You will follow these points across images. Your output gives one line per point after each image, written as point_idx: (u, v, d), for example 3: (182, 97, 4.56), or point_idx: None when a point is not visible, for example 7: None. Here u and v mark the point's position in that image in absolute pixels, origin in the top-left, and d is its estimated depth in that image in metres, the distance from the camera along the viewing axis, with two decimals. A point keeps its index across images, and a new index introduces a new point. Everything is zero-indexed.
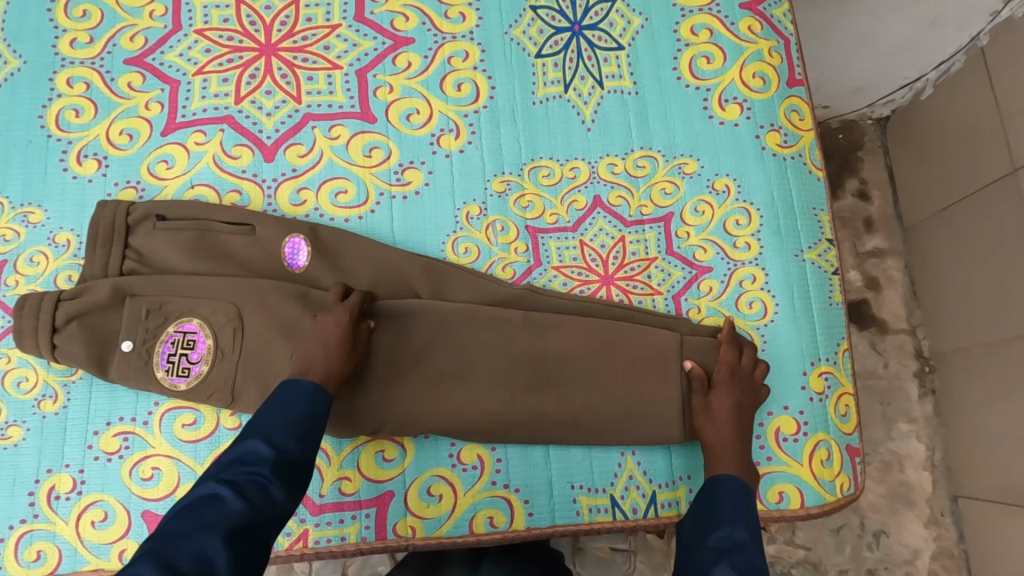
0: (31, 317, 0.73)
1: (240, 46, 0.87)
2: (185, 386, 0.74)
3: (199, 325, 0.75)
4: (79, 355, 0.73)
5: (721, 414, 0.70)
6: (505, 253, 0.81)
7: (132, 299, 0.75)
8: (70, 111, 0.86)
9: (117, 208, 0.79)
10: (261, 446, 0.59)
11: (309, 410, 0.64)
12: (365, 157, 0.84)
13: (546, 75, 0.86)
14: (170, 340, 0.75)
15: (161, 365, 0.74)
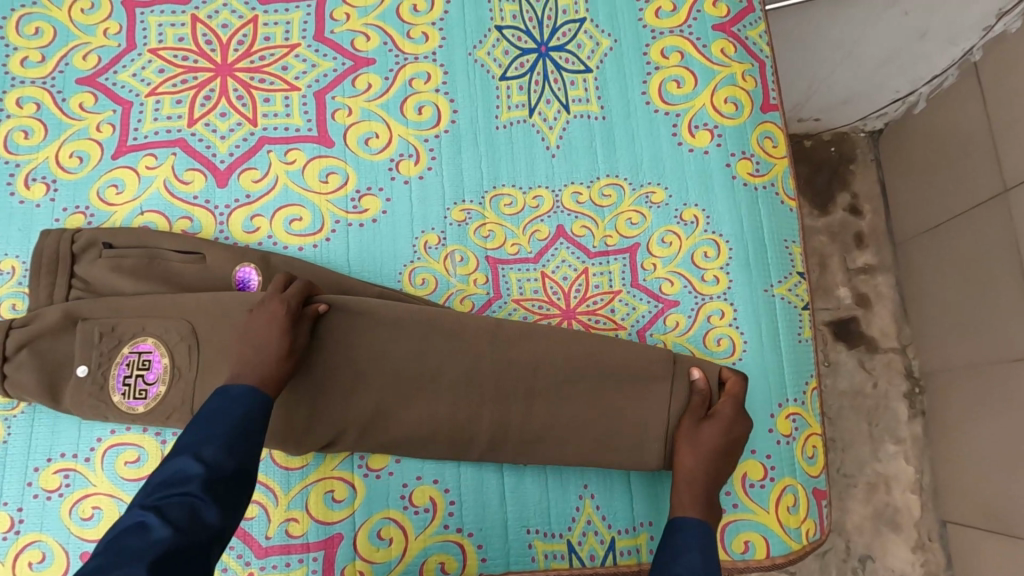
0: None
1: (195, 66, 0.84)
2: (142, 409, 0.70)
3: (154, 344, 0.70)
4: (22, 386, 0.70)
5: (712, 444, 0.67)
6: (463, 285, 0.78)
7: (83, 322, 0.71)
8: (19, 133, 0.83)
9: (61, 236, 0.76)
10: (190, 462, 0.53)
11: (242, 416, 0.58)
12: (321, 182, 0.81)
13: (511, 98, 0.83)
14: (125, 362, 0.70)
15: (116, 389, 0.70)
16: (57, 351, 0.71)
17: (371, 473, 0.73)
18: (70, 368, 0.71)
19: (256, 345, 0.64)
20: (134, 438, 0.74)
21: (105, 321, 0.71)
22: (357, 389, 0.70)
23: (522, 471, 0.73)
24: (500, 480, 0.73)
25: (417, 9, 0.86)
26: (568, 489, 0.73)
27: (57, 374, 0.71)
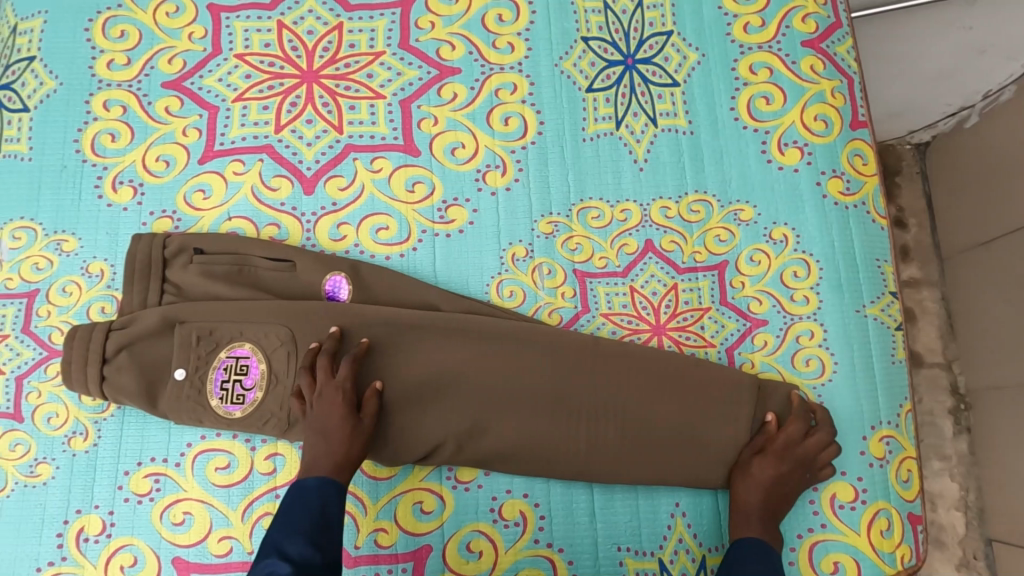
0: (77, 345, 0.71)
1: (281, 72, 0.84)
2: (239, 413, 0.71)
3: (251, 350, 0.72)
4: (129, 388, 0.70)
5: (762, 480, 0.68)
6: (551, 298, 0.77)
7: (181, 326, 0.72)
8: (106, 136, 0.83)
9: (153, 241, 0.76)
10: (279, 563, 0.56)
11: (319, 506, 0.63)
12: (407, 192, 0.81)
13: (597, 111, 0.83)
14: (222, 367, 0.72)
15: (214, 393, 0.72)
16: (154, 355, 0.72)
17: (460, 485, 0.73)
18: (167, 371, 0.72)
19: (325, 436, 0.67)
20: (224, 444, 0.74)
21: (202, 326, 0.72)
22: (456, 399, 0.72)
23: (611, 486, 0.73)
24: (588, 495, 0.73)
25: (503, 19, 0.86)
26: (658, 506, 0.73)
27: (152, 378, 0.71)
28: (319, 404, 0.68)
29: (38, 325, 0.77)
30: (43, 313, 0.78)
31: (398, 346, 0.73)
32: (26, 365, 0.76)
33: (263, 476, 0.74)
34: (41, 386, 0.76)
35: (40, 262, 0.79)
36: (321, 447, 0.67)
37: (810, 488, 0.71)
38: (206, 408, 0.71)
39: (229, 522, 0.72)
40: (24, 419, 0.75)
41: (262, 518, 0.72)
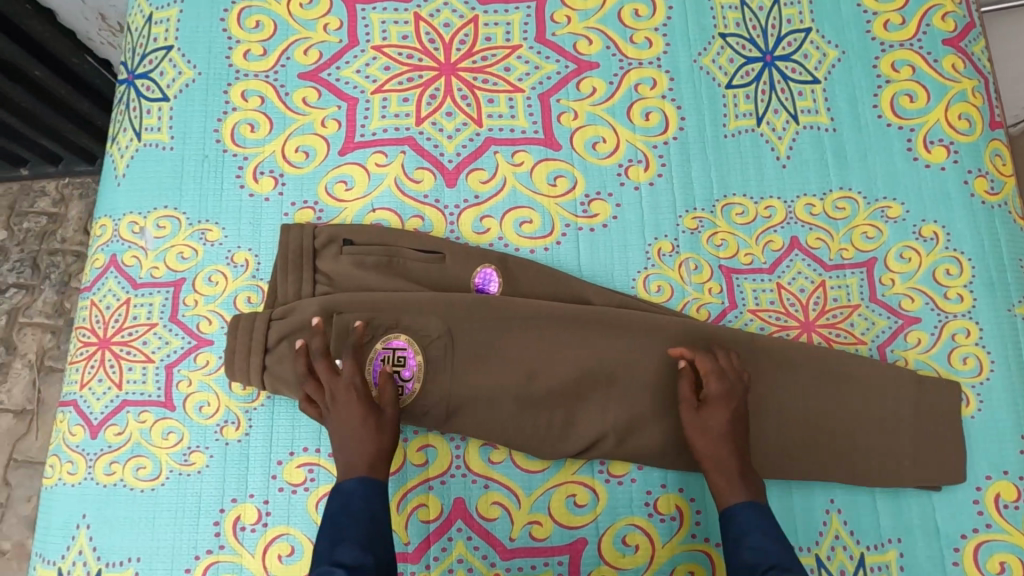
0: (242, 333, 0.72)
1: (420, 65, 0.84)
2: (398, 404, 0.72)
3: (407, 342, 0.72)
4: (287, 377, 0.71)
5: (717, 430, 0.68)
6: (699, 294, 0.78)
7: (339, 317, 0.72)
8: (246, 126, 0.83)
9: (303, 232, 0.76)
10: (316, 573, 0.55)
11: (369, 513, 0.62)
12: (550, 186, 0.81)
13: (737, 107, 0.83)
14: (380, 357, 0.72)
15: (373, 384, 0.72)
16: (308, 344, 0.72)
17: (613, 479, 0.74)
18: (323, 360, 0.72)
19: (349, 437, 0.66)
20: None
21: (358, 317, 0.73)
22: (612, 393, 0.73)
23: (764, 482, 0.74)
24: None
25: (639, 14, 0.86)
26: (813, 503, 0.73)
27: (308, 367, 0.71)
28: (341, 405, 0.67)
29: (186, 314, 0.77)
30: (190, 302, 0.78)
31: (553, 339, 0.74)
32: (176, 354, 0.76)
33: (416, 467, 0.74)
34: (191, 374, 0.76)
35: (184, 252, 0.79)
36: (343, 451, 0.66)
37: (973, 488, 0.71)
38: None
39: None
40: (175, 407, 0.75)
41: (417, 509, 0.73)
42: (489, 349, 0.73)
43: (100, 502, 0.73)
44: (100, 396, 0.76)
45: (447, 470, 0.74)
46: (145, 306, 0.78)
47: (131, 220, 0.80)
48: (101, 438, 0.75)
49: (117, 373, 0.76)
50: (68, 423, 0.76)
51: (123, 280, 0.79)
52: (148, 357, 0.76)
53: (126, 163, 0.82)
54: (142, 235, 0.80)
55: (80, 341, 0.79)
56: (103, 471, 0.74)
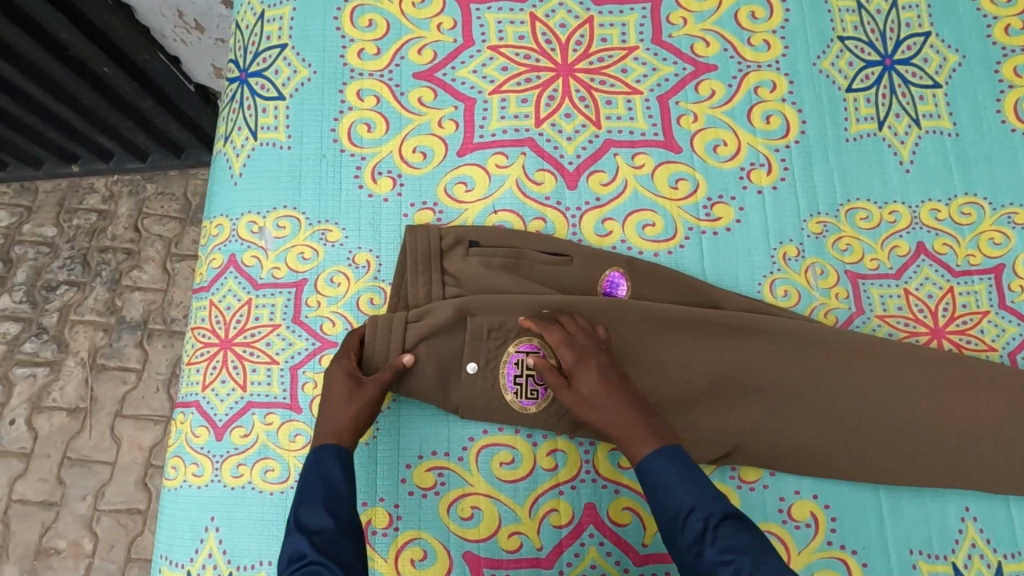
0: (376, 336, 0.71)
1: (538, 65, 0.83)
2: (533, 408, 0.72)
3: (541, 345, 0.72)
4: (427, 381, 0.71)
5: (590, 396, 0.66)
6: (826, 299, 0.77)
7: (474, 318, 0.71)
8: (362, 125, 0.82)
9: (430, 233, 0.75)
10: (303, 542, 0.59)
11: (321, 476, 0.64)
12: (672, 188, 0.80)
13: (858, 111, 0.82)
14: (514, 361, 0.72)
15: (509, 388, 0.71)
16: (447, 348, 0.71)
17: (745, 485, 0.73)
18: (459, 362, 0.71)
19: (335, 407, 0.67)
20: (506, 439, 0.74)
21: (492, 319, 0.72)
22: (746, 399, 0.72)
23: (897, 489, 0.73)
24: (876, 498, 0.73)
25: (756, 16, 0.85)
26: (947, 511, 0.73)
27: (446, 370, 0.71)
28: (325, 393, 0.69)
29: (308, 315, 0.77)
30: (312, 303, 0.77)
31: (685, 344, 0.73)
32: (300, 355, 0.76)
33: (546, 472, 0.73)
34: (316, 376, 0.75)
35: (305, 252, 0.78)
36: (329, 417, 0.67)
37: None
38: (501, 403, 0.72)
39: (517, 517, 0.72)
40: (302, 410, 0.74)
41: (548, 513, 0.72)
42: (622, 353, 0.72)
43: (228, 506, 0.72)
44: (224, 398, 0.75)
45: (577, 475, 0.73)
46: (267, 306, 0.77)
47: (250, 220, 0.80)
48: (226, 440, 0.74)
49: (241, 375, 0.75)
50: (191, 424, 0.76)
51: (244, 281, 0.78)
52: (272, 358, 0.76)
53: (242, 162, 0.82)
54: (262, 235, 0.79)
55: (200, 341, 0.78)
56: (230, 474, 0.73)
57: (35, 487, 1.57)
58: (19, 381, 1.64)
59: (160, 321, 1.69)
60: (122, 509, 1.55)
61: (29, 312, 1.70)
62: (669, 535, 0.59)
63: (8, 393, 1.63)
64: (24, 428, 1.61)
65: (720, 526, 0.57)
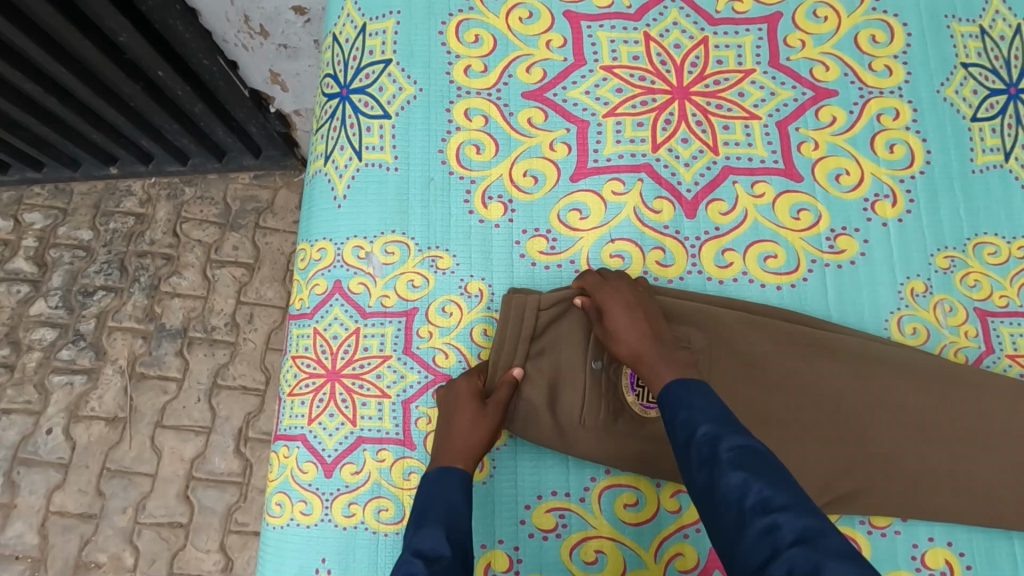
0: (507, 313, 0.72)
1: (653, 87, 0.80)
2: (655, 412, 0.69)
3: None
4: (543, 422, 0.69)
5: (621, 325, 0.66)
6: (955, 336, 0.75)
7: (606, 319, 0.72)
8: (471, 147, 0.79)
9: (516, 316, 0.72)
10: (415, 560, 0.53)
11: (446, 505, 0.60)
12: (793, 219, 0.78)
13: (983, 141, 0.80)
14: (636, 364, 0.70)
15: (629, 390, 0.70)
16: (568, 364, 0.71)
17: (876, 530, 0.70)
18: (580, 364, 0.71)
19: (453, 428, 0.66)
20: (629, 479, 0.71)
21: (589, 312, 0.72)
22: (877, 439, 0.70)
23: None
24: (1010, 545, 0.70)
25: (876, 40, 0.82)
26: None
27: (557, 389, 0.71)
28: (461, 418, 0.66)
29: (420, 346, 0.74)
30: (424, 334, 0.74)
31: (823, 368, 0.71)
32: (412, 389, 0.72)
33: (671, 514, 0.70)
34: (429, 412, 0.72)
35: (416, 280, 0.75)
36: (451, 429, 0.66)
37: None
38: (621, 408, 0.70)
39: (643, 562, 0.69)
40: (415, 446, 0.71)
41: (674, 557, 0.69)
42: (774, 384, 0.71)
43: (340, 547, 0.69)
44: (332, 432, 0.72)
45: None
46: (377, 337, 0.74)
47: (356, 244, 0.76)
48: (336, 477, 0.71)
49: (350, 409, 0.72)
50: (297, 459, 0.72)
51: (351, 308, 0.75)
52: (383, 392, 0.72)
53: (345, 184, 0.78)
54: (370, 261, 0.76)
55: (303, 371, 0.75)
56: (341, 513, 0.70)
57: (74, 499, 1.46)
58: (56, 389, 1.54)
59: (200, 329, 1.58)
60: (164, 523, 1.45)
61: (65, 318, 1.59)
62: (682, 463, 0.54)
63: (45, 401, 1.53)
64: (61, 438, 1.51)
65: (725, 447, 0.51)
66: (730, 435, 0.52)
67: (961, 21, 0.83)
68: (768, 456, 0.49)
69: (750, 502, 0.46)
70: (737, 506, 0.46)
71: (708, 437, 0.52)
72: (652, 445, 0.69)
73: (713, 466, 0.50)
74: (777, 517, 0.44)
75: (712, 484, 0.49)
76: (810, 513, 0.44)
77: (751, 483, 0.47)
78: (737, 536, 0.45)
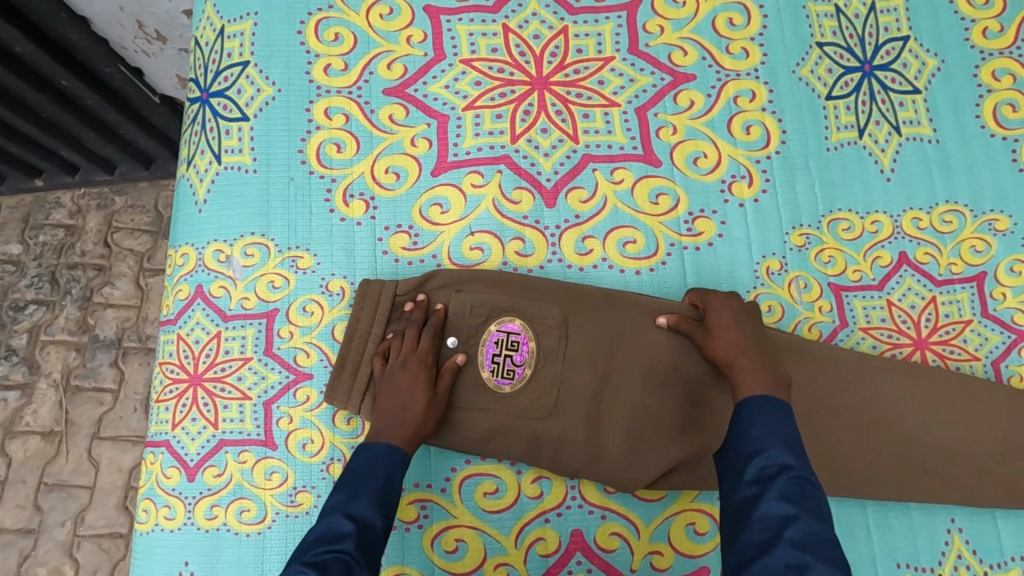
0: (364, 299, 0.73)
1: (512, 79, 0.81)
2: (508, 388, 0.70)
3: (522, 326, 0.71)
4: None
5: (724, 323, 0.66)
6: (810, 312, 0.76)
7: (457, 294, 0.72)
8: (332, 146, 0.79)
9: (369, 302, 0.73)
10: (342, 522, 0.58)
11: (385, 477, 0.63)
12: (652, 204, 0.79)
13: (838, 119, 0.81)
14: (492, 340, 0.71)
15: (485, 366, 0.70)
16: None
17: None
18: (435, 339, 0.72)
19: (399, 403, 0.67)
20: (489, 468, 0.72)
21: (448, 289, 0.73)
22: None
23: (884, 503, 0.73)
24: (864, 513, 0.72)
25: (734, 23, 0.83)
26: (935, 522, 0.72)
27: None
28: (401, 397, 0.67)
29: (281, 346, 0.74)
30: (285, 334, 0.74)
31: (682, 344, 0.70)
32: (273, 390, 0.73)
33: (532, 500, 0.72)
34: (290, 411, 0.73)
35: (276, 281, 0.75)
36: (388, 429, 0.66)
37: None
38: (475, 381, 0.70)
39: (504, 548, 0.70)
40: (277, 446, 0.72)
41: (535, 542, 0.71)
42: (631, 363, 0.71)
43: (204, 548, 0.70)
44: (195, 436, 0.72)
45: (563, 502, 0.72)
46: (237, 339, 0.74)
47: (216, 248, 0.76)
48: (199, 481, 0.71)
49: (212, 412, 0.73)
50: (161, 465, 0.72)
51: (211, 312, 0.75)
52: (245, 394, 0.73)
53: (206, 188, 0.78)
54: (230, 264, 0.76)
55: (167, 377, 0.75)
56: (203, 516, 0.70)
57: (13, 514, 1.45)
58: None
59: (134, 339, 1.55)
60: (105, 534, 1.44)
61: None
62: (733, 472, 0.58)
63: None
64: None
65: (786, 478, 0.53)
66: (797, 470, 0.54)
67: (817, 1, 0.84)
68: (823, 502, 0.52)
69: (790, 534, 0.49)
70: (776, 531, 0.50)
71: (779, 462, 0.55)
72: (504, 431, 0.69)
73: (766, 487, 0.54)
74: (808, 558, 0.47)
75: (756, 499, 0.53)
76: (830, 560, 0.47)
77: (799, 516, 0.50)
78: (763, 551, 0.49)
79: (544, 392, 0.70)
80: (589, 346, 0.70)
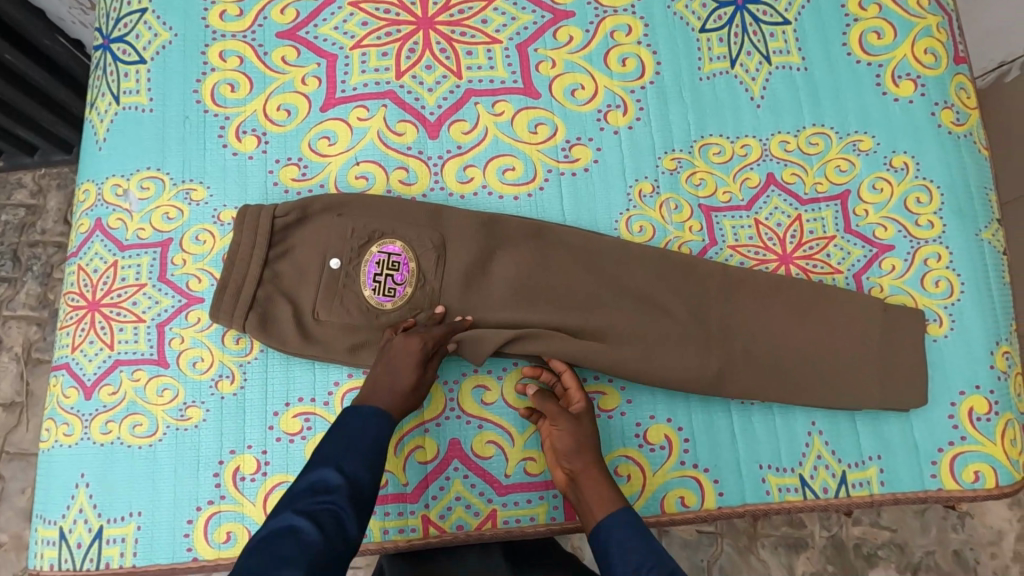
0: (243, 224, 0.75)
1: (398, 19, 0.85)
2: (389, 304, 0.75)
3: (402, 247, 0.75)
4: (286, 331, 0.74)
5: (567, 445, 0.70)
6: (680, 232, 0.79)
7: (342, 219, 0.76)
8: (226, 86, 0.83)
9: (245, 226, 0.75)
10: (331, 475, 0.60)
11: (374, 439, 0.64)
12: (531, 133, 0.82)
13: (711, 51, 0.84)
14: (374, 261, 0.75)
15: (368, 284, 0.75)
16: (308, 263, 0.76)
17: (604, 413, 0.76)
18: (320, 261, 0.75)
19: (391, 372, 0.69)
20: None
21: (331, 211, 0.77)
22: (596, 330, 0.75)
23: (747, 409, 0.76)
24: (728, 419, 0.75)
25: None
26: (796, 426, 0.75)
27: (295, 282, 0.76)
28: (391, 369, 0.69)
29: (175, 272, 0.78)
30: (178, 261, 0.78)
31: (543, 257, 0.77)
32: (166, 312, 0.77)
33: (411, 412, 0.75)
34: (182, 331, 0.77)
35: (170, 212, 0.79)
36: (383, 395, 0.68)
37: (948, 404, 0.74)
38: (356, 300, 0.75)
39: None
40: (169, 364, 0.76)
41: (413, 450, 0.74)
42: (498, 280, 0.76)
43: (98, 461, 0.74)
44: (92, 357, 0.76)
45: (443, 413, 0.75)
46: (133, 267, 0.78)
47: (114, 183, 0.80)
48: (95, 399, 0.75)
49: (108, 334, 0.77)
50: (62, 386, 0.76)
51: (109, 243, 0.79)
52: (139, 317, 0.77)
53: (106, 127, 0.82)
54: (127, 197, 0.80)
55: (69, 305, 0.78)
56: (98, 431, 0.74)
57: None
58: None
59: None
60: None
61: None
62: None
63: None
64: None
65: None
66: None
67: None
68: None
69: None
70: None
71: None
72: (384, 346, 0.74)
73: None
74: None
75: None
76: None
77: None
78: None
79: (418, 308, 0.75)
80: (464, 263, 0.76)
